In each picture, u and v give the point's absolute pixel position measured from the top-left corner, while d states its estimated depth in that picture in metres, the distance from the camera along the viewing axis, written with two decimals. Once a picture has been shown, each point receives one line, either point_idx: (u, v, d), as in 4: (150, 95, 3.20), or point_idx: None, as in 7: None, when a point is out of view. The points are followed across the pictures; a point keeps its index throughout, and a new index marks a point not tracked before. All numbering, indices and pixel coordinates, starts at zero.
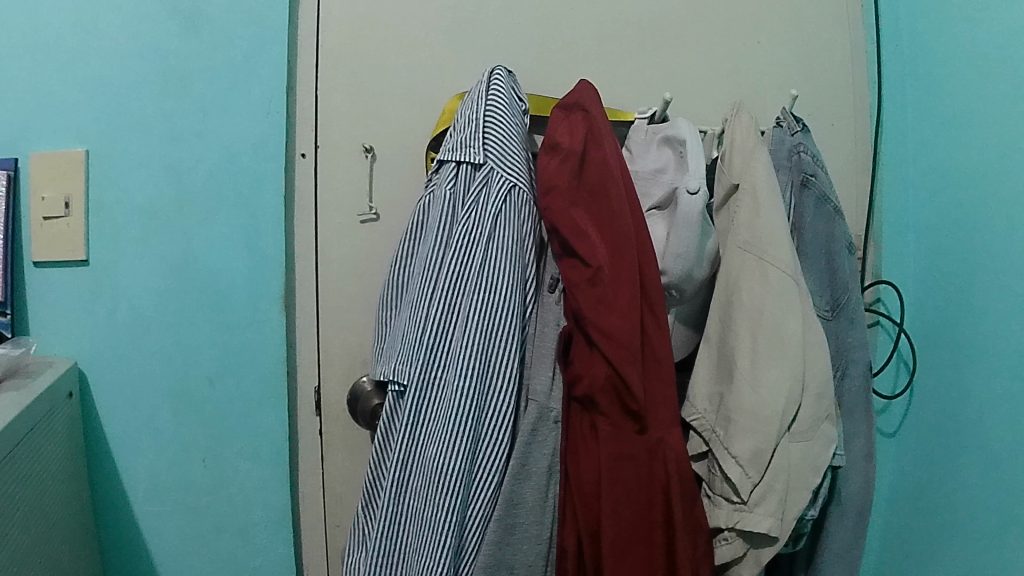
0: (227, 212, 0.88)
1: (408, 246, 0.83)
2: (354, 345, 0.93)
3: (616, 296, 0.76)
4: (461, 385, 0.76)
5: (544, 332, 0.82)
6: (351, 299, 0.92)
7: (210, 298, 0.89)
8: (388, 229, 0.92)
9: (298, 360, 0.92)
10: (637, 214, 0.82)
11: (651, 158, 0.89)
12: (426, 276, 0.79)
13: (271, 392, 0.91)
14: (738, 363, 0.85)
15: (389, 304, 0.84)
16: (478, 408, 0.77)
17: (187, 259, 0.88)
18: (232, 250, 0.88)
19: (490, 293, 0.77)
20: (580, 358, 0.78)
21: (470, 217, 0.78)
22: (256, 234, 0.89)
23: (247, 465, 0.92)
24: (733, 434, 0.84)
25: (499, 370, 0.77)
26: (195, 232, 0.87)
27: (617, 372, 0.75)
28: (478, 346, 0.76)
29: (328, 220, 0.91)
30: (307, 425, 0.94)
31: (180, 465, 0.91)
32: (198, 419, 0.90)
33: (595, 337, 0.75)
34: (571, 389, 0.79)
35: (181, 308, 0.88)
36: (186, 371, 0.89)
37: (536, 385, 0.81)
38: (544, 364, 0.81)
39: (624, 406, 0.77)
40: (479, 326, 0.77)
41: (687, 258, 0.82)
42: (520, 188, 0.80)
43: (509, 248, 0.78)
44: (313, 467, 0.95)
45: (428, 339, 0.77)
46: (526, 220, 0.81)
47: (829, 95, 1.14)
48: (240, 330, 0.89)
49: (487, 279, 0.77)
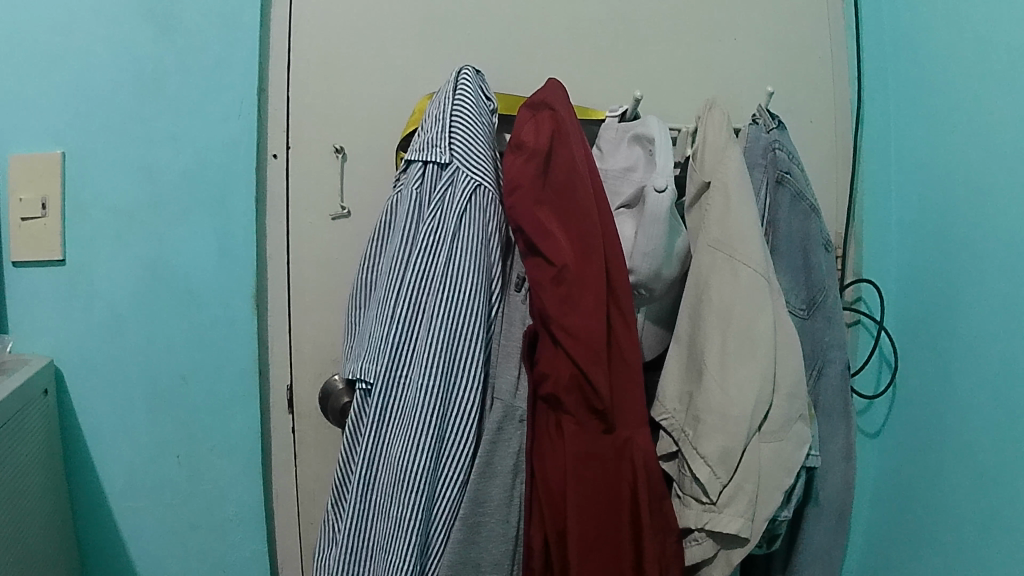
0: (202, 211, 0.88)
1: (376, 246, 0.83)
2: (325, 344, 0.93)
3: (581, 295, 0.76)
4: (425, 383, 0.76)
5: (510, 331, 0.82)
6: (323, 298, 0.93)
7: (184, 298, 0.89)
8: (360, 229, 0.92)
9: (270, 360, 0.92)
10: (604, 214, 0.82)
11: (621, 156, 0.89)
12: (391, 274, 0.79)
13: (243, 391, 0.91)
14: (707, 362, 0.85)
15: (357, 305, 0.84)
16: (443, 407, 0.77)
17: (161, 258, 0.88)
18: (206, 249, 0.88)
19: (454, 292, 0.77)
20: (545, 357, 0.78)
21: (435, 215, 0.78)
22: (230, 233, 0.89)
23: (222, 463, 0.92)
24: (701, 434, 0.84)
25: (464, 368, 0.77)
26: (170, 231, 0.88)
27: (582, 371, 0.75)
28: (442, 344, 0.77)
29: (299, 219, 0.91)
30: (280, 424, 0.94)
31: (155, 464, 0.91)
32: (173, 418, 0.90)
33: (560, 336, 0.76)
34: (537, 388, 0.79)
35: (157, 308, 0.88)
36: (161, 370, 0.89)
37: (502, 383, 0.81)
38: (510, 363, 0.81)
39: (589, 405, 0.77)
40: (444, 325, 0.77)
41: (655, 257, 0.82)
42: (485, 187, 0.80)
43: (475, 247, 0.78)
44: (286, 466, 0.95)
45: (394, 337, 0.77)
46: (492, 218, 0.80)
47: (808, 93, 1.14)
48: (214, 330, 0.89)
49: (451, 277, 0.77)
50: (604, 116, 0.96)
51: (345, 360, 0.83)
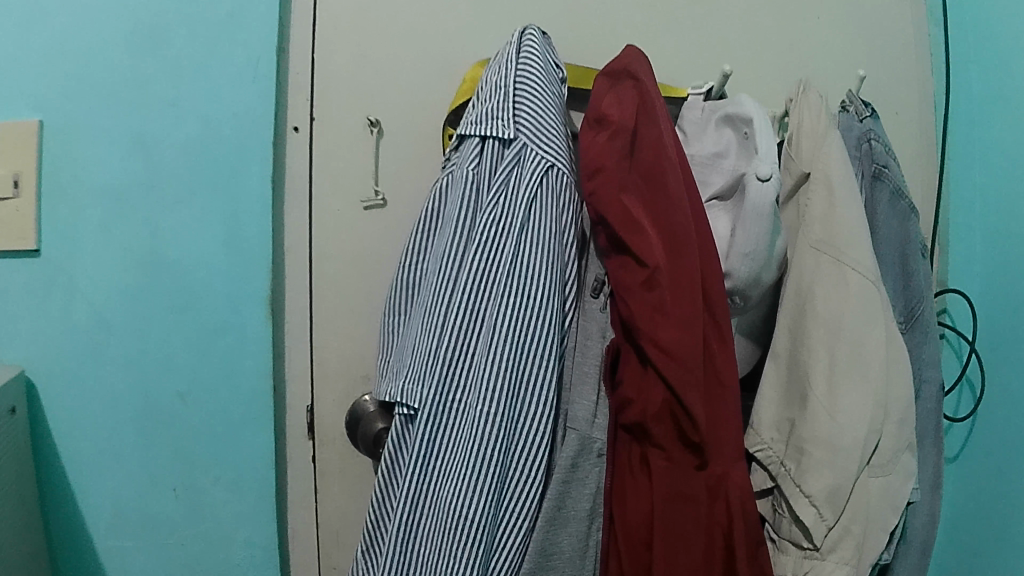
0: (206, 194, 0.73)
1: (421, 241, 0.69)
2: (354, 357, 0.78)
3: (677, 303, 0.62)
4: (485, 411, 0.61)
5: (584, 345, 0.68)
6: (352, 301, 0.77)
7: (183, 298, 0.74)
8: (398, 218, 0.77)
9: (287, 373, 0.77)
10: (695, 205, 0.68)
11: (709, 140, 0.75)
12: (443, 276, 0.64)
13: (255, 412, 0.75)
14: (813, 385, 0.71)
15: (397, 312, 0.70)
16: (508, 441, 0.62)
17: (157, 250, 0.73)
18: (210, 241, 0.73)
19: (521, 300, 0.62)
20: (629, 377, 0.64)
21: (498, 204, 0.64)
22: (237, 219, 0.73)
23: (228, 498, 0.76)
24: (806, 468, 0.70)
25: (534, 394, 0.62)
26: (167, 217, 0.73)
27: (676, 396, 0.61)
28: (506, 363, 0.62)
29: (325, 206, 0.76)
30: (299, 451, 0.79)
31: (148, 498, 0.76)
32: (169, 442, 0.75)
33: (650, 352, 0.62)
34: (619, 415, 0.65)
35: (151, 309, 0.73)
36: (155, 386, 0.74)
37: (576, 409, 0.66)
38: (585, 384, 0.67)
39: (683, 437, 0.63)
40: (510, 340, 0.62)
41: (756, 258, 0.68)
42: (558, 168, 0.65)
43: (546, 243, 0.63)
44: (304, 500, 0.80)
45: (447, 353, 0.63)
46: (567, 208, 0.66)
47: (896, 81, 1.00)
48: (219, 336, 0.74)
49: (518, 280, 0.62)
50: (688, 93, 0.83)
51: (382, 378, 0.69)
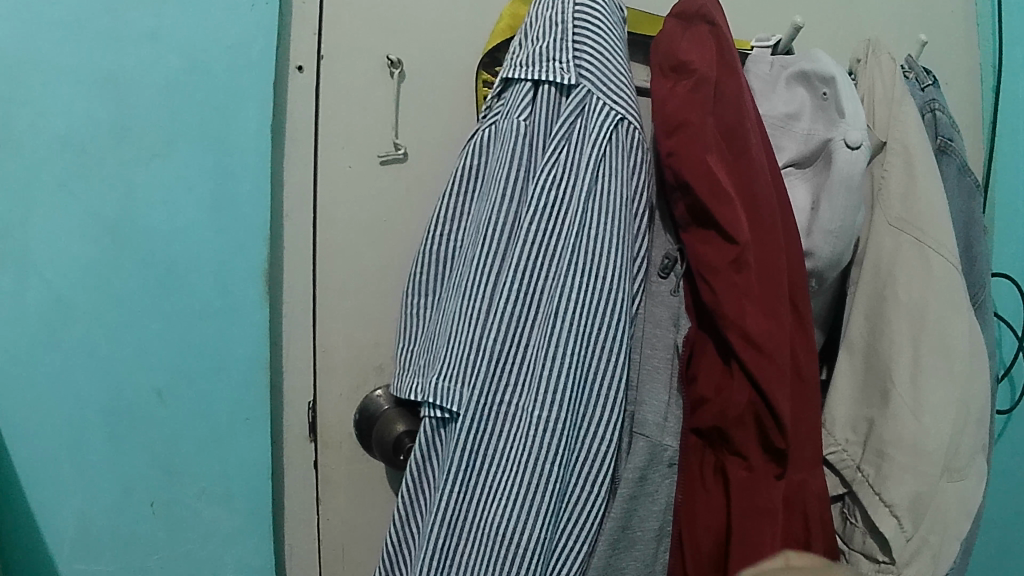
0: (192, 147, 0.60)
1: (457, 209, 0.59)
2: (364, 344, 0.67)
3: (767, 286, 0.53)
4: (543, 417, 0.50)
5: (652, 334, 0.58)
6: (363, 279, 0.66)
7: (163, 276, 0.61)
8: (419, 181, 0.66)
9: (284, 362, 0.66)
10: (773, 172, 0.59)
11: (780, 99, 0.65)
12: (488, 250, 0.53)
13: (246, 410, 0.64)
14: (894, 380, 0.62)
15: (425, 292, 0.60)
16: (569, 451, 0.51)
17: (129, 216, 0.60)
18: (195, 207, 0.61)
19: (587, 280, 0.52)
20: (703, 372, 0.55)
21: (557, 164, 0.53)
22: (229, 179, 0.61)
23: (214, 512, 0.65)
24: (887, 474, 0.61)
25: (601, 394, 0.52)
26: (143, 176, 0.60)
27: (763, 397, 0.52)
28: (569, 358, 0.51)
29: (333, 163, 0.64)
30: (299, 455, 0.67)
31: (120, 515, 0.64)
32: (145, 447, 0.63)
33: (737, 344, 0.52)
34: (693, 416, 0.55)
35: (122, 287, 0.60)
36: (125, 379, 0.62)
37: (646, 409, 0.56)
38: (655, 381, 0.57)
39: (766, 443, 0.54)
40: (574, 328, 0.51)
41: (841, 237, 0.59)
42: (628, 123, 0.56)
43: (616, 211, 0.53)
44: (304, 511, 0.69)
45: (493, 344, 0.52)
46: (640, 172, 0.56)
47: (948, 39, 0.87)
48: (204, 320, 0.62)
49: (584, 256, 0.52)
50: (752, 45, 0.73)
51: (406, 370, 0.58)
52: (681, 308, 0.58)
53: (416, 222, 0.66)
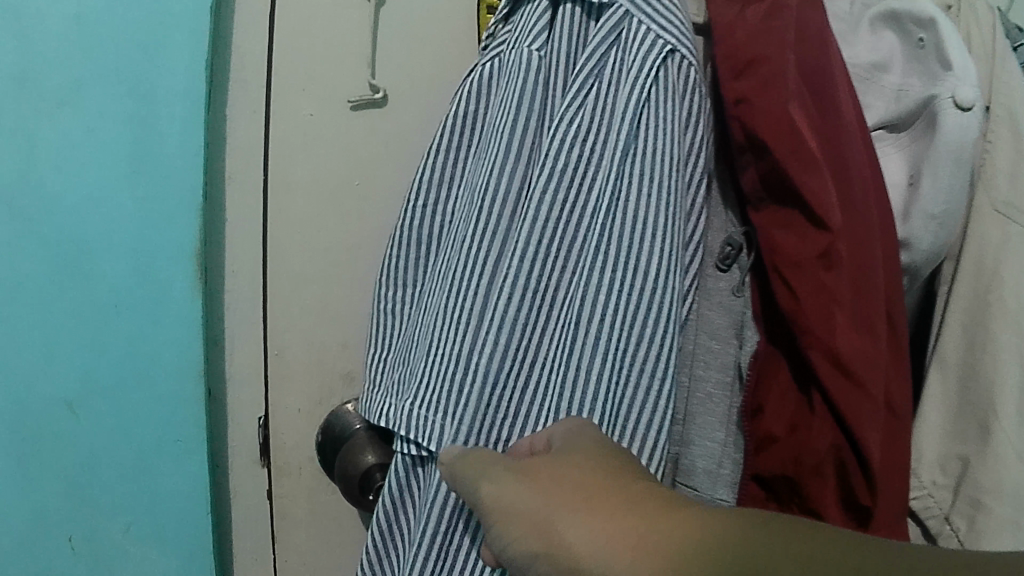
0: (106, 98, 0.48)
1: (448, 173, 0.47)
2: (331, 344, 0.54)
3: (861, 297, 0.42)
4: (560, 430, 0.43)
5: (705, 348, 0.47)
6: (327, 265, 0.52)
7: (70, 258, 0.49)
8: (402, 139, 0.52)
9: (227, 369, 0.53)
10: (863, 134, 0.47)
11: (865, 46, 0.53)
12: (485, 235, 0.44)
13: (177, 428, 0.51)
14: (1000, 413, 0.47)
15: (410, 281, 0.49)
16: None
17: (26, 184, 0.48)
18: (109, 174, 0.49)
19: (620, 265, 0.43)
20: (772, 397, 0.44)
21: (580, 120, 0.45)
22: (151, 140, 0.49)
23: (141, 554, 0.53)
24: (983, 532, 0.47)
25: (637, 403, 0.43)
26: (45, 133, 0.48)
27: (850, 442, 0.42)
28: (596, 361, 0.43)
29: (290, 114, 0.50)
30: (251, 481, 0.55)
31: (24, 552, 0.52)
32: (52, 469, 0.51)
33: (820, 364, 0.42)
34: (757, 457, 0.45)
35: (25, 270, 0.49)
36: (27, 388, 0.50)
37: (695, 453, 0.46)
38: (709, 417, 0.46)
39: (848, 502, 0.43)
40: (603, 324, 0.43)
41: (949, 221, 0.47)
42: (684, 56, 0.45)
43: (667, 179, 0.44)
44: (260, 551, 0.56)
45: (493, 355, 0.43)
46: (696, 124, 0.46)
47: None
48: (122, 314, 0.50)
49: (615, 232, 0.43)
50: None
51: (386, 381, 0.47)
52: (745, 314, 0.46)
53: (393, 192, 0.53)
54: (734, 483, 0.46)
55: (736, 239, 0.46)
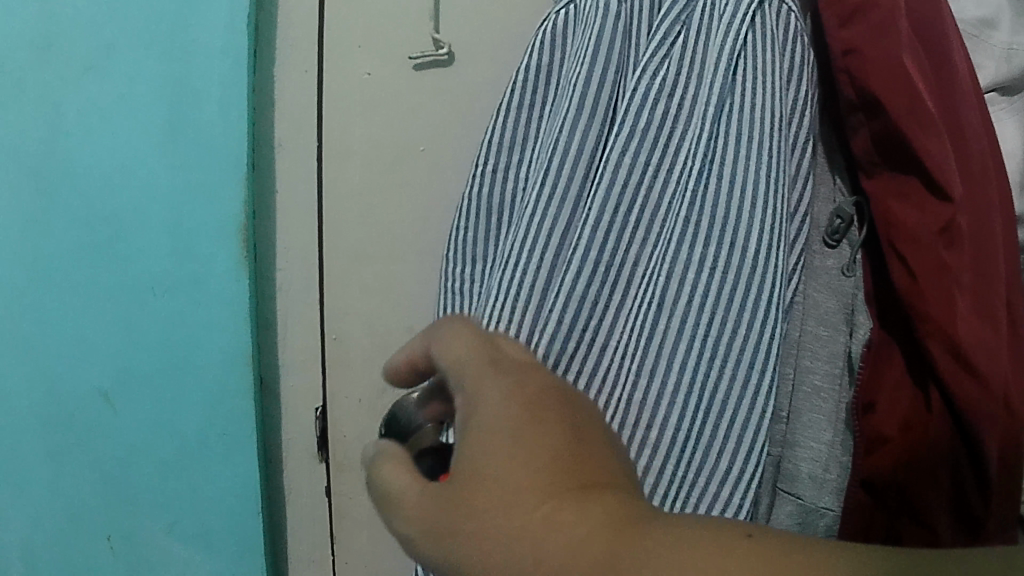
0: (145, 63, 0.44)
1: (527, 132, 0.42)
2: (395, 327, 0.49)
3: (976, 284, 0.39)
4: (648, 425, 0.37)
5: (814, 336, 0.43)
6: (388, 240, 0.48)
7: (110, 240, 0.46)
8: (471, 102, 0.48)
9: (279, 356, 0.49)
10: (982, 106, 0.43)
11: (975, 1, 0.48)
12: (556, 195, 0.39)
13: (221, 421, 0.47)
14: None
15: (478, 257, 0.42)
16: (683, 477, 0.37)
17: (60, 158, 0.45)
18: (144, 144, 0.45)
19: (715, 236, 0.39)
20: (883, 392, 0.40)
21: (666, 68, 0.41)
22: (192, 108, 0.45)
23: (184, 557, 0.49)
24: None
25: (733, 389, 0.38)
26: (82, 103, 0.45)
27: (971, 445, 0.39)
28: (685, 343, 0.38)
29: (345, 75, 0.46)
30: (306, 477, 0.51)
31: (61, 554, 0.49)
32: (91, 467, 0.48)
33: (941, 357, 0.38)
34: (866, 460, 0.40)
35: (59, 253, 0.46)
36: (60, 376, 0.47)
37: (799, 455, 0.42)
38: (815, 415, 0.42)
39: (960, 504, 0.40)
40: (695, 302, 0.38)
41: None
42: (786, 15, 0.43)
43: (768, 139, 0.40)
44: (315, 551, 0.52)
45: (571, 339, 0.38)
46: (799, 83, 0.43)
47: None
48: (165, 298, 0.46)
49: (709, 201, 0.39)
50: None
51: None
52: (858, 296, 0.42)
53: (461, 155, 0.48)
54: (841, 490, 0.41)
55: (846, 211, 0.42)
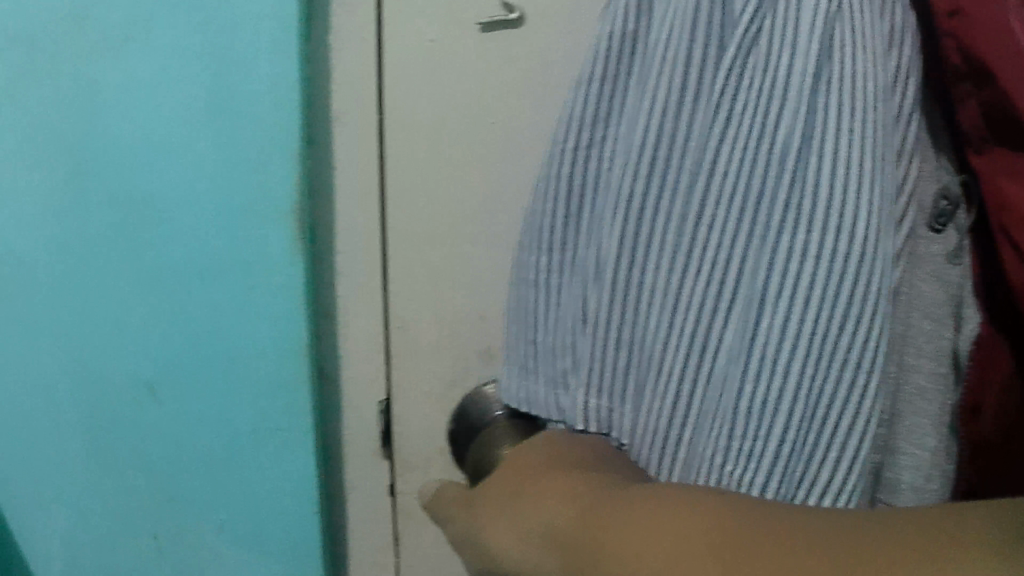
0: (180, 33, 0.40)
1: (611, 107, 0.39)
2: (463, 316, 0.46)
3: None
4: (755, 436, 0.36)
5: (918, 331, 0.40)
6: (461, 224, 0.44)
7: (162, 230, 0.43)
8: (555, 68, 0.42)
9: (339, 346, 0.46)
10: None
11: None
12: (643, 192, 0.37)
13: (273, 417, 0.45)
14: None
15: (559, 244, 0.40)
16: (782, 483, 0.36)
17: (107, 144, 0.43)
18: (191, 124, 0.42)
19: (821, 219, 0.36)
20: (990, 391, 0.38)
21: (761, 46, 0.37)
22: (232, 81, 0.40)
23: (239, 553, 0.48)
24: None
25: (829, 394, 0.36)
26: (119, 84, 0.41)
27: None
28: (795, 334, 0.36)
29: (403, 39, 0.41)
30: (369, 473, 0.50)
31: (117, 544, 0.49)
32: (144, 461, 0.47)
33: None
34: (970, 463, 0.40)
35: (111, 245, 0.44)
36: (110, 372, 0.45)
37: (902, 463, 0.41)
38: (918, 419, 0.41)
39: None
40: (800, 289, 0.36)
41: None
42: None
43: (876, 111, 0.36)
44: (379, 541, 0.52)
45: (669, 345, 0.37)
46: (902, 40, 0.39)
47: None
48: (214, 290, 0.43)
49: (811, 184, 0.36)
50: None
51: (550, 375, 0.40)
52: (963, 287, 0.39)
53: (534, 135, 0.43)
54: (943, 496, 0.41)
55: (953, 192, 0.39)
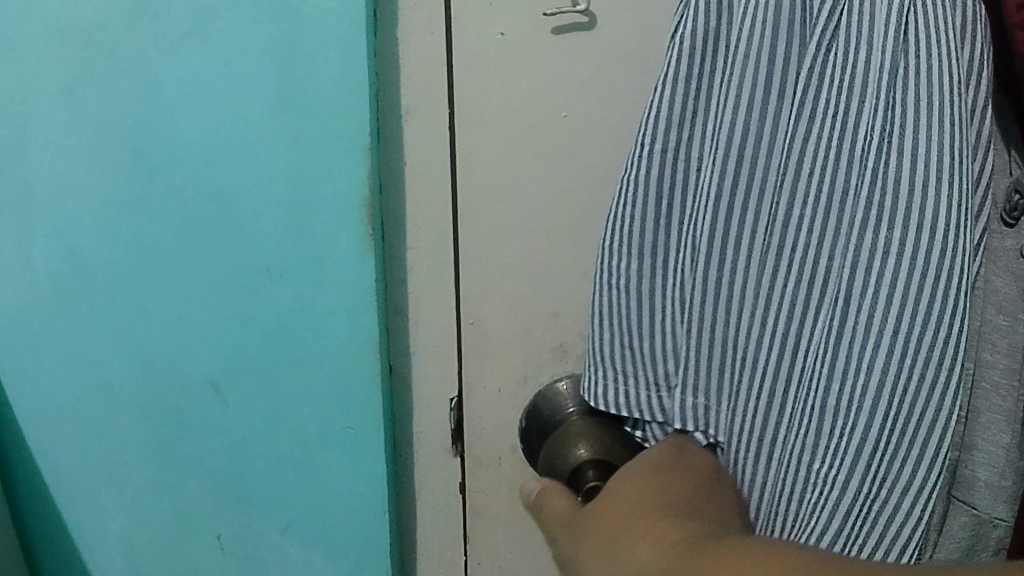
0: (248, 37, 0.39)
1: (701, 103, 0.37)
2: (535, 314, 0.46)
3: None
4: (841, 433, 0.32)
5: (994, 327, 0.32)
6: (538, 218, 0.44)
7: (233, 233, 0.43)
8: (633, 62, 0.41)
9: (409, 343, 0.47)
10: None
11: None
12: (731, 194, 0.35)
13: (344, 418, 0.45)
14: None
15: (645, 246, 0.38)
16: (865, 490, 0.32)
17: (177, 147, 0.42)
18: (262, 125, 0.41)
19: (902, 216, 0.31)
20: None
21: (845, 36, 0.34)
22: (300, 82, 0.40)
23: (310, 549, 0.49)
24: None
25: (919, 402, 0.31)
26: (190, 86, 0.41)
27: None
28: (876, 337, 0.32)
29: (475, 36, 0.41)
30: (438, 471, 0.50)
31: (197, 533, 0.50)
32: (221, 456, 0.48)
33: None
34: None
35: (184, 247, 0.44)
36: (189, 372, 0.46)
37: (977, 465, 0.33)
38: (999, 422, 0.32)
39: None
40: (883, 294, 0.31)
41: None
42: None
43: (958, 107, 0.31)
44: (448, 539, 0.52)
45: (761, 343, 0.35)
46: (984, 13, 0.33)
47: None
48: (286, 292, 0.43)
49: (891, 180, 0.32)
50: None
51: (647, 376, 0.40)
52: None
53: (621, 122, 0.42)
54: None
55: None
